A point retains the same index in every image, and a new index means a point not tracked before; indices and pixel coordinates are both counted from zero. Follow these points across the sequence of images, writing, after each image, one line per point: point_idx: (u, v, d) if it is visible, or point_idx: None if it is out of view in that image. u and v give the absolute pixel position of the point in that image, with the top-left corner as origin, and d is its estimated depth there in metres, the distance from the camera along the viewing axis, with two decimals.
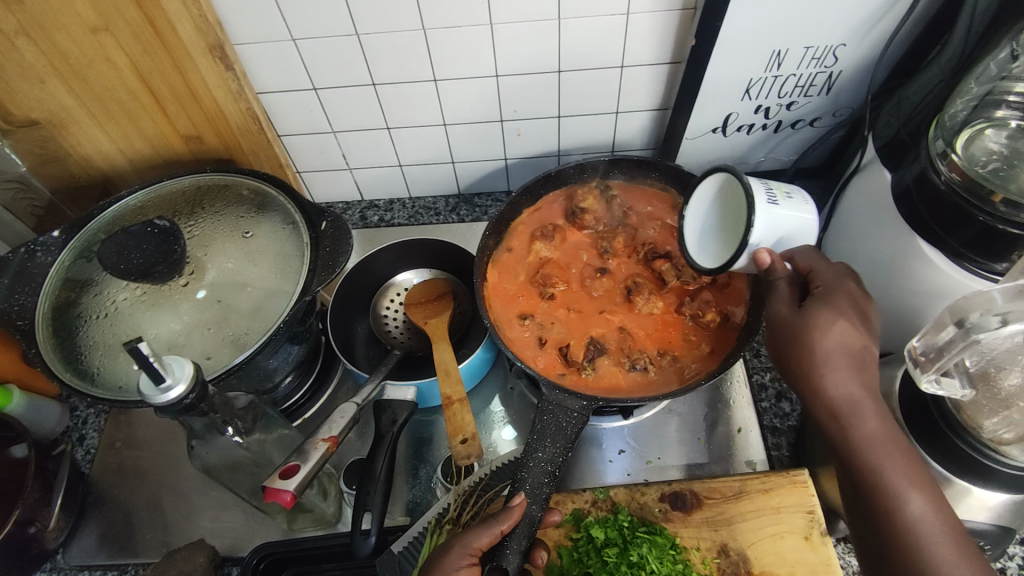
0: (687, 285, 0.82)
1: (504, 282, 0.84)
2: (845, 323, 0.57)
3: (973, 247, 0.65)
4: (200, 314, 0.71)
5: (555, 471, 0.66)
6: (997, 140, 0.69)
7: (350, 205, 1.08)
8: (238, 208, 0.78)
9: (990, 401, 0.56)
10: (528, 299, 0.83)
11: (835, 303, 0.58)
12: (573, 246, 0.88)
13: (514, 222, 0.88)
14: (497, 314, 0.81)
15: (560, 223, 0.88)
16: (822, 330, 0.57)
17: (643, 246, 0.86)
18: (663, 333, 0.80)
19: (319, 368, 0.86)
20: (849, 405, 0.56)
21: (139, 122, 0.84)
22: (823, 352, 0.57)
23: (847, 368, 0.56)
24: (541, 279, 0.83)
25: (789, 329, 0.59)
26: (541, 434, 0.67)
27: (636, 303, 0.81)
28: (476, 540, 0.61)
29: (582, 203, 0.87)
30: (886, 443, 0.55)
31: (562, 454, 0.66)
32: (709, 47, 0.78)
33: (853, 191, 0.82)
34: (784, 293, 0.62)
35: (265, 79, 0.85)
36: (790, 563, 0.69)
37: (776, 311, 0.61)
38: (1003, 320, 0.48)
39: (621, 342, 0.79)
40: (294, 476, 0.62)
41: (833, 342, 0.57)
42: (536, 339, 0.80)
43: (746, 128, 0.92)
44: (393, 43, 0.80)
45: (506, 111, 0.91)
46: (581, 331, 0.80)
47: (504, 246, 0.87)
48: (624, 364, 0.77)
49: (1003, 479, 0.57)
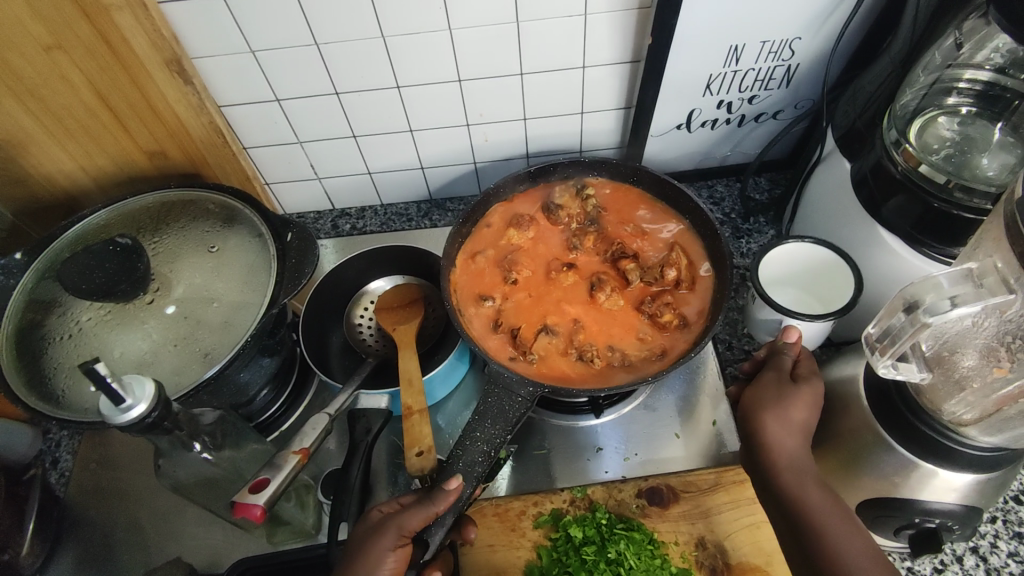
0: (650, 286, 0.82)
1: (470, 264, 0.84)
2: (802, 410, 0.68)
3: (927, 231, 0.66)
4: (167, 331, 0.70)
5: (491, 450, 0.66)
6: (949, 127, 0.71)
7: (321, 214, 1.08)
8: (204, 222, 0.78)
9: (945, 384, 0.57)
10: (489, 282, 0.83)
11: (802, 394, 0.68)
12: (544, 238, 0.88)
13: (495, 207, 0.89)
14: (460, 292, 0.82)
15: (537, 216, 0.89)
16: (772, 418, 0.68)
17: (613, 245, 0.86)
18: (619, 329, 0.80)
19: (294, 380, 0.86)
20: (797, 460, 0.67)
21: (101, 140, 0.83)
22: (760, 432, 0.68)
23: (790, 441, 0.67)
24: (506, 264, 0.83)
25: (753, 410, 0.70)
26: (482, 415, 0.68)
27: (595, 296, 0.81)
28: (410, 523, 0.61)
29: (559, 201, 0.88)
30: (809, 475, 0.65)
31: (500, 436, 0.66)
32: (666, 45, 0.79)
33: (817, 183, 0.83)
34: (767, 377, 0.71)
35: (225, 91, 0.84)
36: (767, 552, 0.69)
37: (748, 394, 0.72)
38: (952, 302, 0.49)
39: (572, 330, 0.79)
40: (264, 490, 0.62)
41: (774, 427, 0.67)
42: (491, 322, 0.80)
43: (710, 123, 0.93)
44: (353, 52, 0.80)
45: (471, 115, 0.91)
46: (536, 317, 0.81)
47: (485, 218, 0.87)
48: (571, 354, 0.77)
49: (965, 461, 0.58)
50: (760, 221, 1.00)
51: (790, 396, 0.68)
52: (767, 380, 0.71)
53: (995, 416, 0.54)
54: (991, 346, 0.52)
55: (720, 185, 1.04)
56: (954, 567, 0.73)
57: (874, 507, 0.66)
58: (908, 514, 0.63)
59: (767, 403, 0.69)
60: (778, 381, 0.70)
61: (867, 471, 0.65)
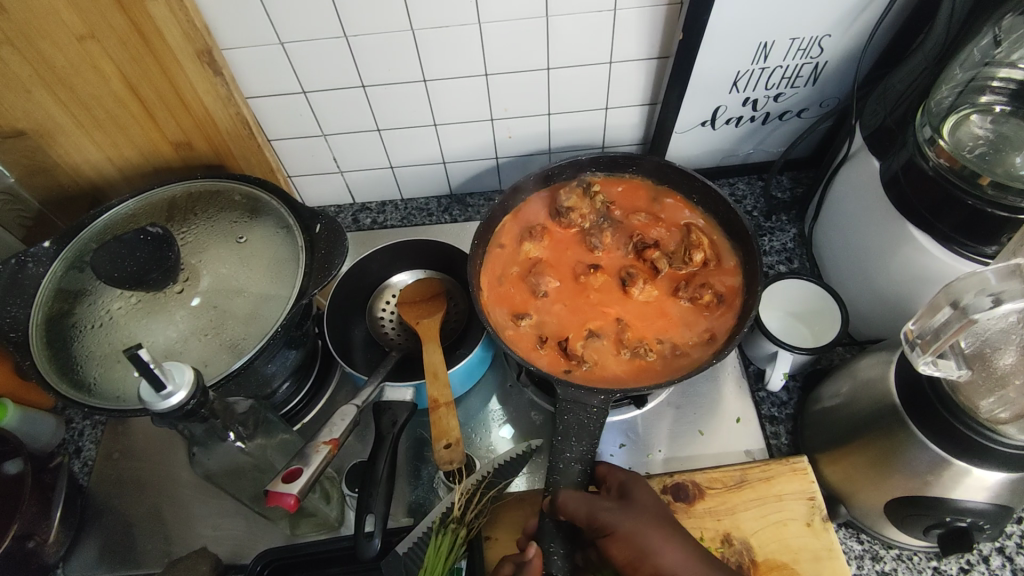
0: (680, 271, 0.83)
1: (496, 283, 0.83)
2: (667, 522, 0.63)
3: (962, 229, 0.66)
4: (196, 320, 0.70)
5: (586, 468, 0.66)
6: (981, 125, 0.70)
7: (342, 208, 1.08)
8: (231, 214, 0.78)
9: (985, 381, 0.56)
10: (518, 299, 0.82)
11: (641, 498, 0.65)
12: (560, 243, 0.87)
13: (504, 218, 0.87)
14: (491, 312, 0.80)
15: (547, 223, 0.88)
16: (656, 534, 0.61)
17: (631, 237, 0.86)
18: (661, 319, 0.80)
19: (317, 372, 0.86)
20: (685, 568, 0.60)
21: (128, 131, 0.83)
22: (652, 567, 0.60)
23: (677, 559, 0.60)
24: (533, 278, 0.83)
25: (634, 547, 0.60)
26: (565, 435, 0.67)
27: (631, 292, 0.81)
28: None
29: (567, 202, 0.87)
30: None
31: (590, 450, 0.67)
32: (696, 42, 0.79)
33: (843, 180, 0.83)
34: (601, 503, 0.62)
35: (253, 84, 0.84)
36: (794, 549, 0.69)
37: (605, 529, 0.61)
38: (996, 298, 0.48)
39: (618, 332, 0.79)
40: (296, 480, 0.62)
41: (658, 545, 0.60)
42: (535, 337, 0.79)
43: (735, 120, 0.93)
44: (381, 44, 0.80)
45: (496, 110, 0.91)
46: (578, 323, 0.80)
47: (495, 240, 0.86)
48: (624, 353, 0.77)
49: (996, 459, 0.57)
50: (782, 219, 1.00)
51: (638, 509, 0.63)
52: (607, 507, 0.62)
53: None
54: None
55: (741, 183, 1.04)
56: (980, 567, 0.73)
57: (904, 505, 0.66)
58: (939, 513, 0.63)
59: (632, 530, 0.61)
60: (616, 505, 0.63)
61: (898, 468, 0.65)
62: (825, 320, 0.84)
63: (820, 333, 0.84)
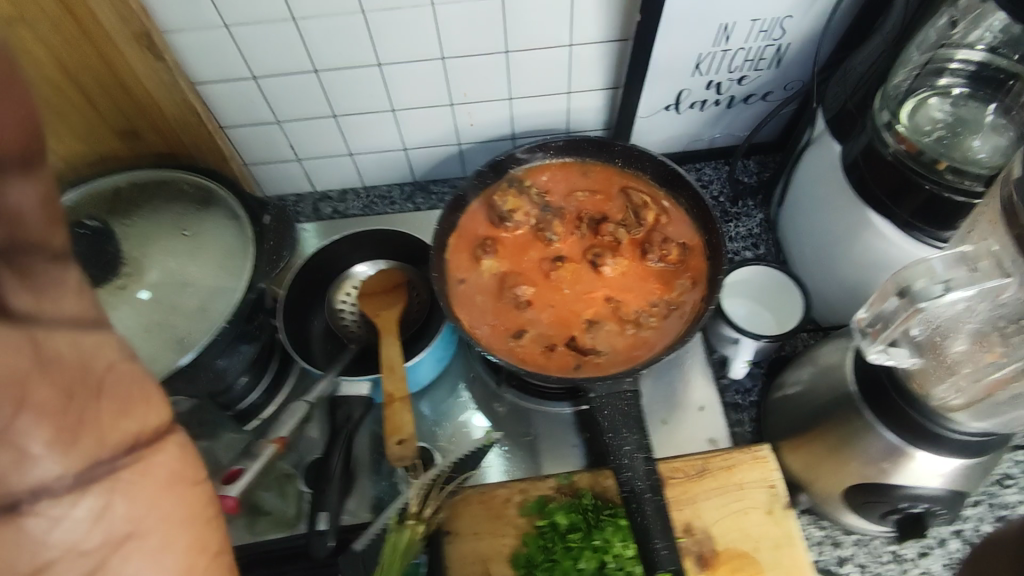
0: (637, 236, 0.83)
1: (471, 307, 0.79)
2: None
3: (922, 215, 0.66)
4: (142, 315, 0.68)
5: (649, 453, 0.64)
6: (940, 109, 0.70)
7: (302, 197, 1.05)
8: (178, 204, 0.75)
9: (936, 369, 0.56)
10: (505, 318, 0.78)
11: None
12: (516, 246, 0.84)
13: (448, 247, 0.81)
14: (485, 338, 0.76)
15: (492, 234, 0.84)
16: None
17: (581, 219, 0.85)
18: (639, 286, 0.80)
19: (275, 366, 0.83)
20: None
21: (68, 118, 0.78)
22: None
23: None
24: (508, 291, 0.79)
25: None
26: (615, 429, 0.65)
27: (604, 271, 0.81)
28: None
29: (506, 206, 0.83)
30: None
31: (644, 437, 0.65)
32: (653, 25, 0.77)
33: (805, 165, 0.82)
34: None
35: (200, 68, 0.81)
36: (754, 537, 0.69)
37: None
38: (945, 287, 0.48)
39: (614, 312, 0.78)
40: (237, 479, 0.64)
41: None
42: (542, 345, 0.76)
43: (699, 104, 0.91)
44: (332, 27, 0.77)
45: (455, 95, 0.89)
46: (571, 316, 0.78)
47: (450, 266, 0.81)
48: (628, 329, 0.76)
49: (955, 446, 0.58)
50: (749, 204, 0.99)
51: None
52: None
53: (985, 402, 0.54)
54: (984, 332, 0.52)
55: (708, 167, 1.02)
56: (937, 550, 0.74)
57: (863, 491, 0.66)
58: (893, 499, 0.63)
59: None
60: None
61: (855, 455, 0.65)
62: (786, 304, 0.84)
63: (785, 320, 0.83)
